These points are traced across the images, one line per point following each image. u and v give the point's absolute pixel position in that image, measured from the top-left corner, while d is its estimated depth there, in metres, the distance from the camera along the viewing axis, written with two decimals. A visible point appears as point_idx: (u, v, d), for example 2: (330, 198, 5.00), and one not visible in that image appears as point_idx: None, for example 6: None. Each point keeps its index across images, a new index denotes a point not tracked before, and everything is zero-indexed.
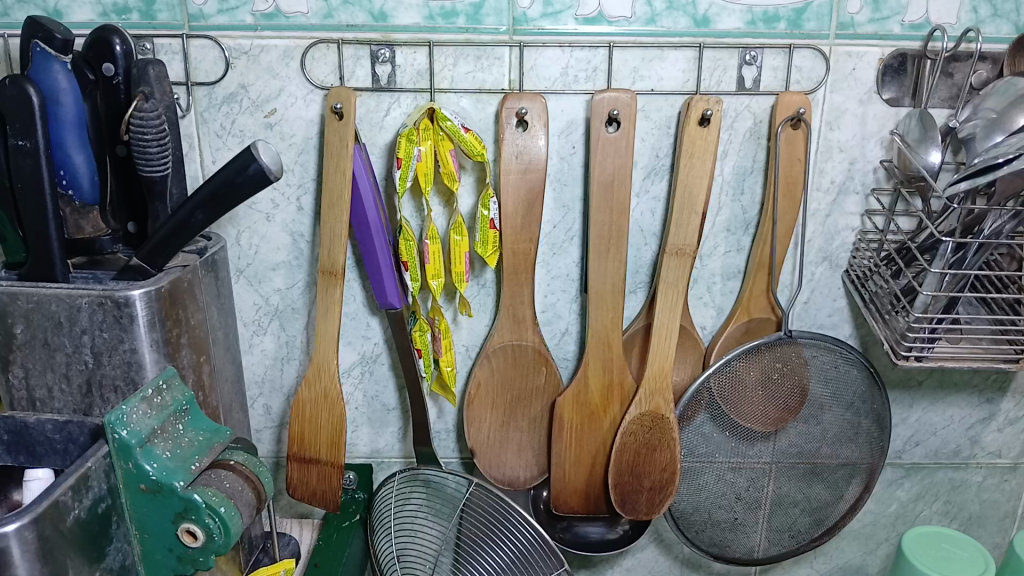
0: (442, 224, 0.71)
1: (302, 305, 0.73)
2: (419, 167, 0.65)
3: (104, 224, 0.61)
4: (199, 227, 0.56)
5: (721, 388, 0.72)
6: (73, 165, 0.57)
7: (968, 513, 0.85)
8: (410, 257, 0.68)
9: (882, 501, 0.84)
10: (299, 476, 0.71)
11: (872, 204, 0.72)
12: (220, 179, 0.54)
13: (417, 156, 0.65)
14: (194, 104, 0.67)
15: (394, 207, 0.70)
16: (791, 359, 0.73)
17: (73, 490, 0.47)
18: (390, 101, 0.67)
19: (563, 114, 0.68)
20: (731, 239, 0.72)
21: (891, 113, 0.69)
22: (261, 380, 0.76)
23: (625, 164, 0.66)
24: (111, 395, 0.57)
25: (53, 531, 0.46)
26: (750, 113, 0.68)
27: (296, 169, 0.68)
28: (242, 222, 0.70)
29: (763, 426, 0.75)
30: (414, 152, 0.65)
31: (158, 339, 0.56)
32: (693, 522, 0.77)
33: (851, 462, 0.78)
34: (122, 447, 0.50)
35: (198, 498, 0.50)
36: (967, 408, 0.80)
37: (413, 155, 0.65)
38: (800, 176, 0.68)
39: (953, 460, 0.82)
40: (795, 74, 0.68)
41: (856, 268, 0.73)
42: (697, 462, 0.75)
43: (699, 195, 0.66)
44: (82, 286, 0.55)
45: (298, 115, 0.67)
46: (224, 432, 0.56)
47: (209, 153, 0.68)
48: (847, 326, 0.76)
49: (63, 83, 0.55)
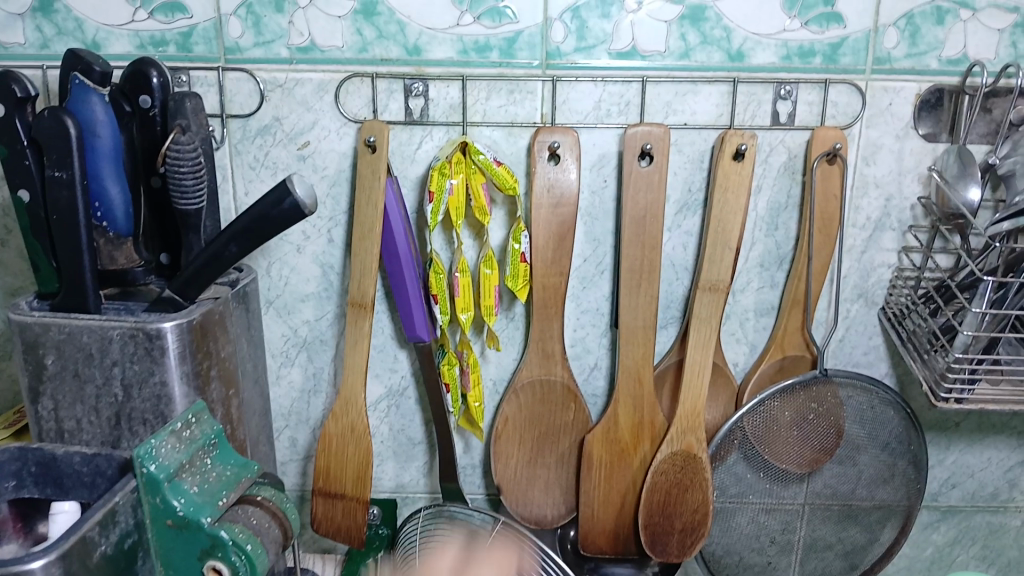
0: (471, 257, 0.70)
1: (330, 337, 0.73)
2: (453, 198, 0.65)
3: (138, 256, 0.60)
4: (232, 260, 0.55)
5: (754, 428, 0.71)
6: (109, 196, 0.57)
7: (1008, 558, 0.82)
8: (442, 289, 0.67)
9: (918, 545, 0.82)
10: (324, 512, 0.70)
11: (908, 241, 0.71)
12: (254, 212, 0.54)
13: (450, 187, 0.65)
14: (228, 136, 0.67)
15: (424, 240, 0.69)
16: (827, 399, 0.71)
17: (100, 526, 0.47)
18: (422, 134, 0.67)
19: (595, 148, 0.67)
20: (765, 274, 0.71)
21: (928, 148, 0.68)
22: (287, 412, 0.75)
23: (658, 199, 0.65)
24: (140, 428, 0.56)
25: (80, 568, 0.45)
26: (785, 148, 0.68)
27: (328, 201, 0.68)
28: (274, 254, 0.70)
29: (799, 468, 0.73)
30: (447, 184, 0.65)
31: (188, 372, 0.56)
32: (724, 564, 0.76)
33: (886, 504, 0.76)
34: (150, 481, 0.50)
35: (224, 534, 0.49)
36: (1005, 451, 0.78)
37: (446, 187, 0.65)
38: (837, 212, 0.67)
39: (991, 503, 0.80)
40: (830, 109, 0.67)
41: (894, 305, 0.71)
42: (730, 502, 0.74)
43: (733, 230, 0.66)
44: (114, 317, 0.54)
45: (331, 147, 0.67)
46: (251, 468, 0.56)
47: (242, 185, 0.68)
48: (883, 364, 0.75)
49: (100, 115, 0.55)
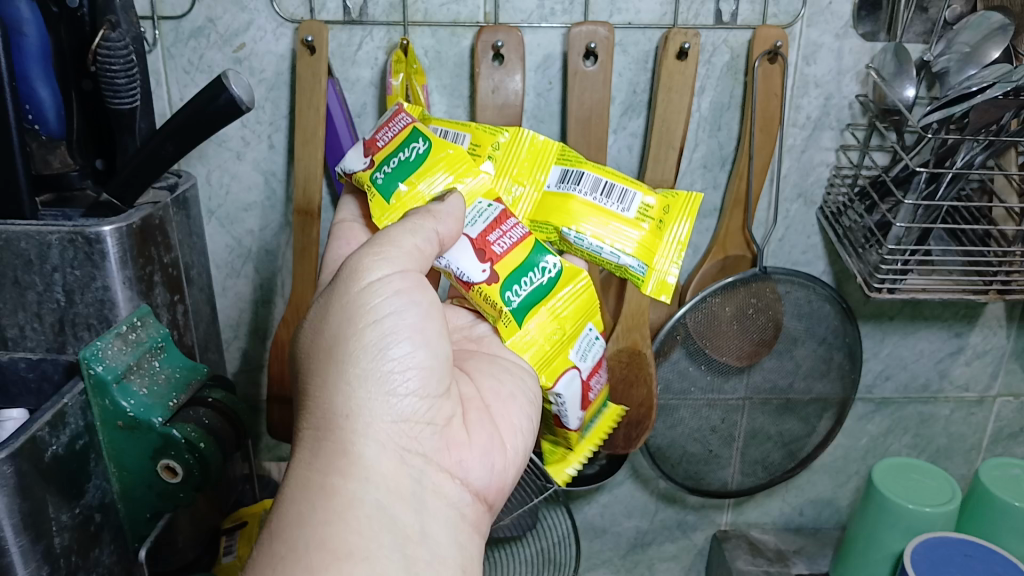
0: (601, 228, 0.57)
1: (277, 247, 0.73)
2: (476, 137, 0.58)
3: (71, 159, 0.59)
4: (170, 160, 0.55)
5: (697, 325, 0.73)
6: (39, 98, 0.56)
7: (936, 445, 0.87)
8: (640, 254, 0.58)
9: (853, 435, 0.86)
10: (279, 418, 0.72)
11: (846, 139, 0.72)
12: (189, 108, 0.52)
13: (472, 127, 0.58)
14: (161, 38, 0.65)
15: (568, 197, 0.57)
16: (766, 295, 0.73)
17: (50, 426, 0.49)
18: (362, 35, 0.65)
19: (539, 48, 0.67)
20: (708, 175, 0.73)
21: (867, 47, 0.68)
22: (235, 323, 0.76)
23: (602, 99, 0.66)
24: (85, 333, 0.56)
25: (30, 468, 0.47)
26: (727, 47, 0.68)
27: (267, 106, 0.67)
28: (212, 160, 0.69)
29: (738, 360, 0.76)
30: (451, 129, 0.58)
31: (131, 276, 0.55)
32: (669, 457, 0.79)
33: (823, 397, 0.79)
34: (99, 383, 0.53)
35: (176, 433, 0.54)
36: (936, 342, 0.81)
37: (457, 135, 0.58)
38: (777, 111, 0.68)
39: (922, 394, 0.84)
40: (772, 7, 0.67)
41: (831, 204, 0.73)
42: (673, 398, 0.76)
43: (677, 129, 0.66)
44: (52, 222, 0.53)
45: (267, 49, 0.65)
46: (199, 369, 0.60)
47: (177, 90, 0.67)
48: (821, 263, 0.77)
49: (27, 13, 0.53)
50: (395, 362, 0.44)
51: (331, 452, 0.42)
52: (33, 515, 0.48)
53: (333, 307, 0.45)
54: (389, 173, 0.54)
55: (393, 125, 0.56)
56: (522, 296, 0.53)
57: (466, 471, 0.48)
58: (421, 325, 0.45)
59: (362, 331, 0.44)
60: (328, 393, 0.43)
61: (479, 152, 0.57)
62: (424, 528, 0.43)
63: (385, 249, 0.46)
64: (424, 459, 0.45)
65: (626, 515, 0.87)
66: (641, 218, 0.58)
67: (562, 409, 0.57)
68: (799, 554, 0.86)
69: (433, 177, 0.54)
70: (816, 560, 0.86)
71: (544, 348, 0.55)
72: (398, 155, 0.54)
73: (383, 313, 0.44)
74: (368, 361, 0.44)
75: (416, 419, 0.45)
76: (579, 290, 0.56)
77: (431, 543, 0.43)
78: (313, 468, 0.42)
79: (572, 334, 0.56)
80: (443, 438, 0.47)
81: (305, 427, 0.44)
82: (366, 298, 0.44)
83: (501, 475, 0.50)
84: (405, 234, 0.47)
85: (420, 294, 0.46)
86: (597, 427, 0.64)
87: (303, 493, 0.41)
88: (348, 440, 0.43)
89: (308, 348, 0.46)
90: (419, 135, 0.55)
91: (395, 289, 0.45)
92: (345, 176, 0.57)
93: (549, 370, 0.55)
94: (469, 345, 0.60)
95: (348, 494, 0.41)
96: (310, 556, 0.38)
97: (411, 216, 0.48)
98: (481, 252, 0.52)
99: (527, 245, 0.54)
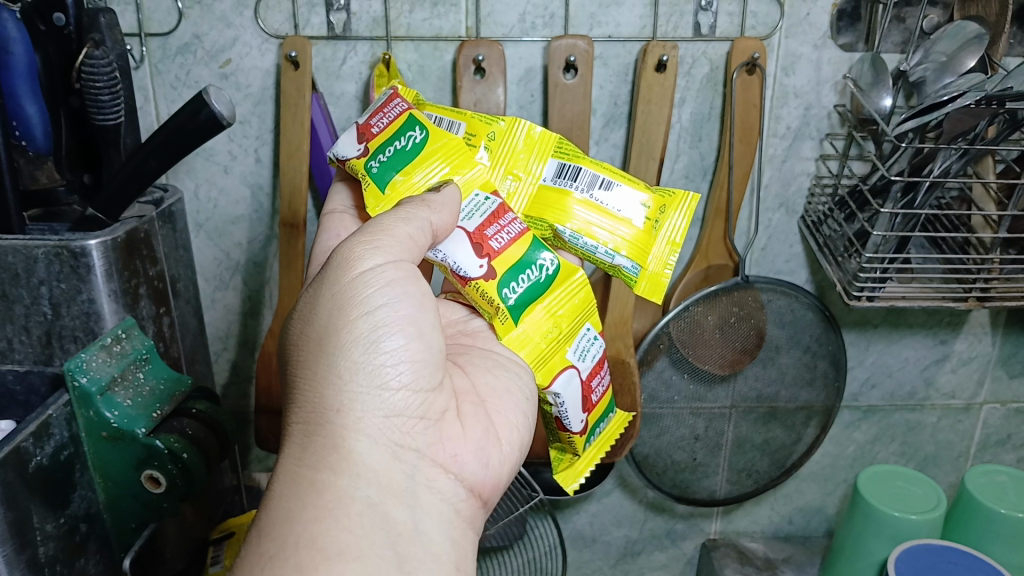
0: (598, 227, 0.58)
1: (264, 259, 0.74)
2: (471, 126, 0.58)
3: (59, 176, 0.60)
4: (153, 175, 0.56)
5: (680, 333, 0.73)
6: (27, 115, 0.57)
7: (924, 453, 0.88)
8: (633, 253, 0.58)
9: (840, 442, 0.87)
10: (266, 429, 0.73)
11: (826, 149, 0.73)
12: (172, 123, 0.53)
13: (467, 116, 0.59)
14: (148, 55, 0.66)
15: (566, 197, 0.58)
16: (749, 303, 0.74)
17: (34, 437, 0.50)
18: (346, 50, 0.66)
19: (521, 61, 0.68)
20: (690, 185, 0.74)
21: (845, 58, 0.69)
22: (224, 335, 0.77)
23: (584, 111, 0.67)
24: (71, 345, 0.57)
25: (15, 478, 0.48)
26: (707, 59, 0.69)
27: (253, 120, 0.68)
28: (200, 175, 0.70)
29: (721, 369, 0.76)
30: (446, 117, 0.59)
31: (116, 289, 0.56)
32: (655, 465, 0.79)
33: (809, 405, 0.80)
34: (83, 395, 0.54)
35: (159, 444, 0.55)
36: (921, 350, 0.81)
37: (452, 123, 0.59)
38: (756, 122, 0.69)
39: (908, 401, 0.84)
40: (750, 19, 0.68)
41: (812, 213, 0.73)
42: (659, 407, 0.77)
43: (657, 140, 0.67)
44: (37, 236, 0.54)
45: (253, 65, 0.66)
46: (184, 380, 0.61)
47: (164, 106, 0.68)
48: (803, 271, 0.78)
49: (14, 31, 0.54)
50: (388, 354, 0.45)
51: (322, 447, 0.43)
52: (17, 524, 0.49)
53: (323, 298, 0.45)
54: (385, 162, 0.55)
55: (387, 112, 0.57)
56: (517, 295, 0.53)
57: (460, 466, 0.48)
58: (413, 317, 0.46)
59: (354, 323, 0.44)
60: (318, 386, 0.44)
61: (474, 141, 0.58)
62: (417, 524, 0.43)
63: (377, 238, 0.46)
64: (417, 453, 0.46)
65: (615, 524, 0.87)
66: (637, 216, 0.59)
67: (564, 412, 0.57)
68: (787, 562, 0.87)
69: (428, 167, 0.55)
70: (804, 568, 0.86)
71: (539, 344, 0.55)
72: (394, 144, 0.55)
73: (376, 304, 0.45)
74: (360, 353, 0.44)
75: (408, 413, 0.45)
76: (574, 288, 0.57)
77: (424, 540, 0.43)
78: (304, 463, 0.43)
79: (570, 332, 0.56)
80: (436, 432, 0.47)
81: (296, 421, 0.45)
82: (358, 288, 0.45)
83: (495, 469, 0.51)
84: (398, 222, 0.47)
85: (413, 284, 0.46)
86: (606, 435, 0.63)
87: (294, 490, 0.42)
88: (340, 435, 0.43)
89: (297, 340, 0.46)
90: (416, 124, 0.56)
91: (388, 279, 0.45)
92: (338, 161, 0.57)
93: (546, 369, 0.55)
94: (464, 339, 0.59)
95: (340, 490, 0.42)
96: (299, 554, 0.39)
97: (405, 206, 0.49)
98: (479, 246, 0.53)
99: (525, 241, 0.54)
